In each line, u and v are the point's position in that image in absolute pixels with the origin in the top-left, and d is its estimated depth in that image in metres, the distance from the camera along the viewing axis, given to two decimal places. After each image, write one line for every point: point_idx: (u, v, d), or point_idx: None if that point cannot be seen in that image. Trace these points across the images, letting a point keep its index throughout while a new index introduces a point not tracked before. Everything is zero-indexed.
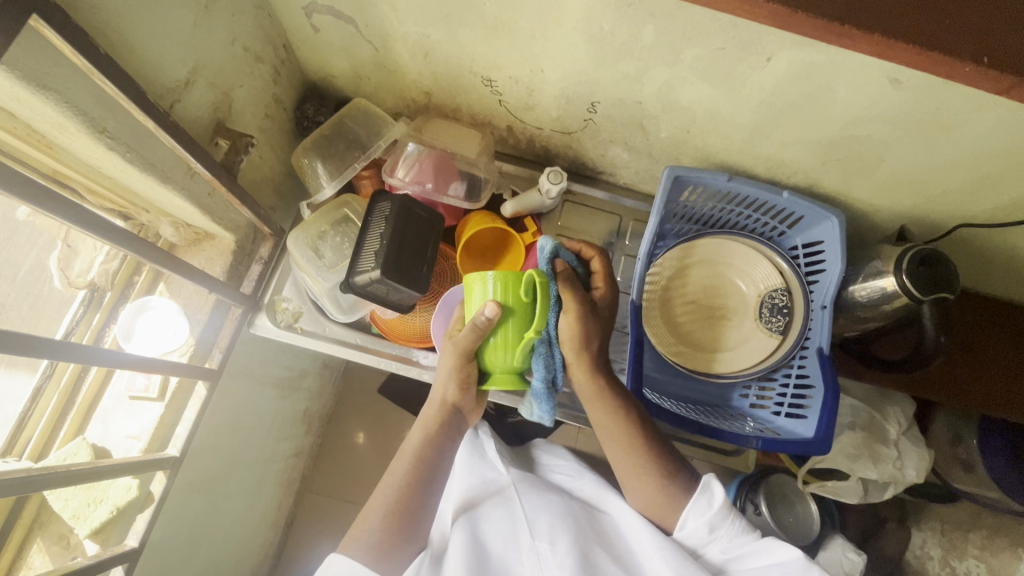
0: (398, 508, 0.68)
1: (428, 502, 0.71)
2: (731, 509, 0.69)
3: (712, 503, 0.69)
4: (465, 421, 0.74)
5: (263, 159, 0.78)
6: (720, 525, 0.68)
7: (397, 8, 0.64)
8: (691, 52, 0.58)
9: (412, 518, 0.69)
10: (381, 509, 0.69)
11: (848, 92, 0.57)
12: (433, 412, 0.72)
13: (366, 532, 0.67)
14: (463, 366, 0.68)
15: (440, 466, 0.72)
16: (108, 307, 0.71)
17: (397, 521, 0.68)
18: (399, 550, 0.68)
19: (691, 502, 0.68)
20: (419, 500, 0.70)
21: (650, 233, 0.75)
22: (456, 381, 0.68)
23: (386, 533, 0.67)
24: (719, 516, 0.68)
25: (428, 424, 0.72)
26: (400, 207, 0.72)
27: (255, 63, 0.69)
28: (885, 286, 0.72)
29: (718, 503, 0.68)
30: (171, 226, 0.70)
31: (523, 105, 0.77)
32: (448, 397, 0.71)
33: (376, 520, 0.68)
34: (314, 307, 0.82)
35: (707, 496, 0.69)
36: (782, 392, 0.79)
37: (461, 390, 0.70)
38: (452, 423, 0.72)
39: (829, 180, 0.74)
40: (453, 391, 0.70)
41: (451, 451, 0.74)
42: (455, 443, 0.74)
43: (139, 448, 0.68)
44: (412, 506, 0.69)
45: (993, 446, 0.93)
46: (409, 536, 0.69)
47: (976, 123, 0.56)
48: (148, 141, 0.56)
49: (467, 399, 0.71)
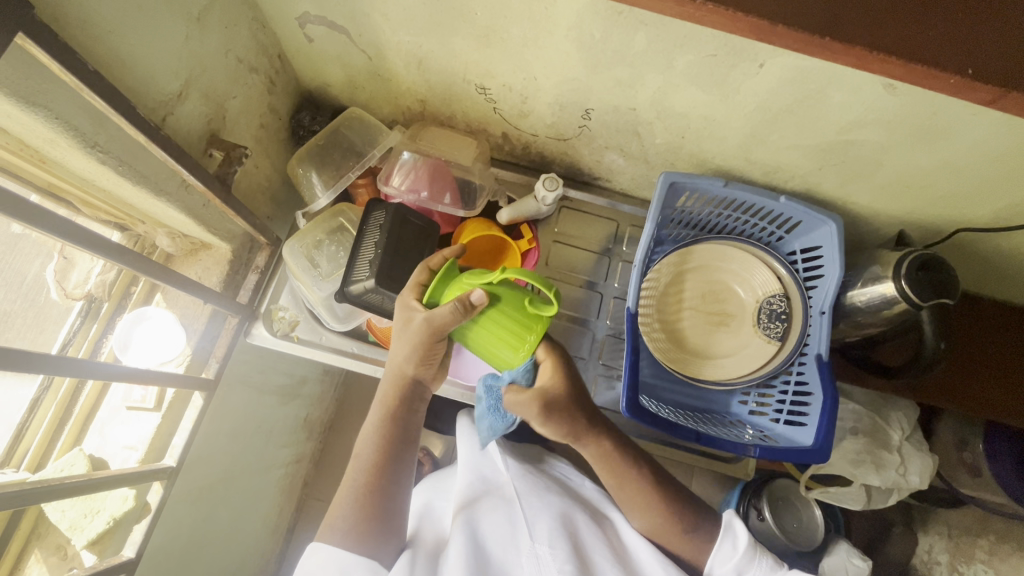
0: (370, 487, 0.67)
1: (401, 477, 0.69)
2: (759, 550, 0.69)
3: (736, 545, 0.70)
4: (425, 393, 0.72)
5: (258, 169, 0.78)
6: (747, 569, 0.68)
7: (389, 18, 0.64)
8: (684, 59, 0.58)
9: (386, 495, 0.67)
10: (355, 486, 0.67)
11: (843, 97, 0.57)
12: (389, 391, 0.70)
13: (340, 516, 0.66)
14: (428, 346, 0.64)
15: (405, 437, 0.70)
16: (104, 318, 0.72)
17: (371, 501, 0.66)
18: (382, 536, 0.65)
19: (716, 549, 0.70)
20: (390, 474, 0.68)
21: (646, 239, 0.75)
22: (414, 360, 0.66)
23: (361, 515, 0.65)
24: (745, 559, 0.68)
25: (385, 401, 0.70)
26: (395, 217, 0.72)
27: (249, 74, 0.69)
28: (884, 291, 0.71)
29: (742, 545, 0.69)
30: (167, 237, 0.70)
31: (518, 112, 0.77)
32: (405, 372, 0.69)
33: (349, 504, 0.66)
34: (310, 316, 0.82)
35: (731, 539, 0.70)
36: (782, 398, 0.79)
37: (421, 365, 0.68)
38: (411, 397, 0.70)
39: (827, 185, 0.73)
40: (408, 365, 0.67)
41: (419, 425, 0.72)
42: (418, 416, 0.72)
43: (136, 459, 0.69)
44: (382, 479, 0.67)
45: (998, 450, 0.92)
46: (389, 515, 0.66)
47: (972, 127, 0.56)
48: (140, 155, 0.56)
49: (427, 372, 0.69)
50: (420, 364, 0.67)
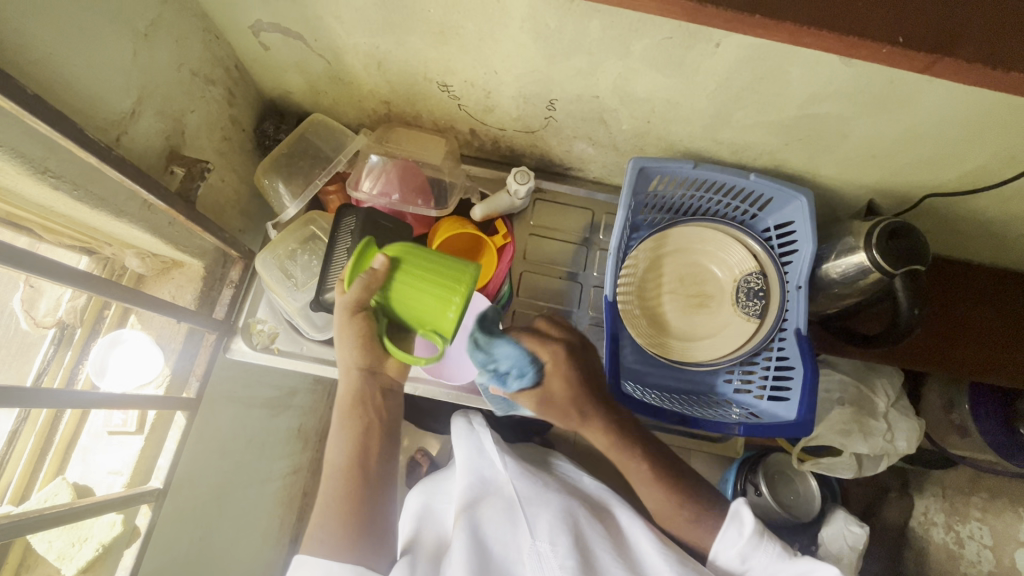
0: (347, 491, 0.66)
1: (375, 477, 0.67)
2: (764, 536, 0.69)
3: (743, 531, 0.69)
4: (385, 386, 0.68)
5: (224, 182, 0.77)
6: (752, 554, 0.68)
7: (343, 20, 0.63)
8: (641, 44, 0.58)
9: (366, 494, 0.66)
10: (331, 493, 0.67)
11: (799, 72, 0.57)
12: (346, 391, 0.66)
13: (323, 524, 0.66)
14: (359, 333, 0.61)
15: (370, 435, 0.67)
16: (78, 344, 0.71)
17: (350, 502, 0.66)
18: (368, 537, 0.65)
19: (721, 535, 0.70)
20: (364, 475, 0.67)
21: (619, 223, 0.75)
22: (351, 352, 0.63)
23: (342, 518, 0.65)
24: (749, 545, 0.68)
25: (343, 401, 0.67)
26: (366, 221, 0.72)
27: (205, 86, 0.68)
28: (859, 262, 0.72)
29: (748, 532, 0.68)
30: (136, 257, 0.70)
31: (483, 107, 0.76)
32: (351, 368, 0.65)
33: (330, 509, 0.66)
34: (290, 327, 0.79)
35: (736, 526, 0.69)
36: (765, 375, 0.79)
37: (360, 358, 0.64)
38: (368, 394, 0.67)
39: (796, 159, 0.73)
40: (351, 363, 0.64)
41: (391, 418, 0.69)
42: (383, 410, 0.68)
43: (122, 483, 0.68)
44: (357, 480, 0.66)
45: (983, 410, 0.93)
46: (371, 515, 0.66)
47: (928, 94, 0.56)
48: (97, 176, 0.55)
49: (372, 367, 0.65)
50: (368, 357, 0.64)
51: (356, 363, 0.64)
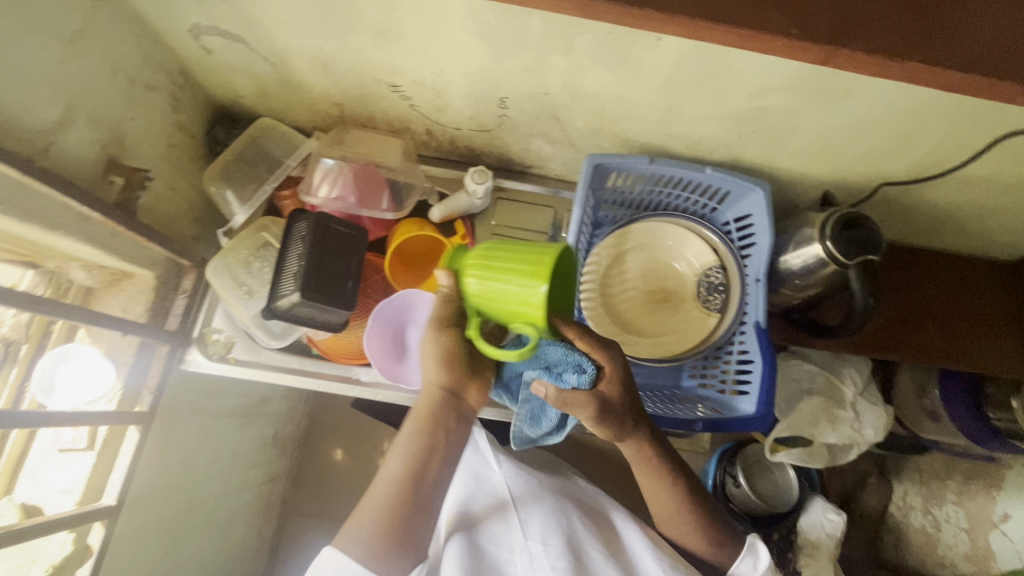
0: (391, 506, 0.61)
1: (423, 496, 0.63)
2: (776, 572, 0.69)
3: (756, 565, 0.69)
4: (462, 406, 0.66)
5: (174, 190, 0.76)
6: None
7: (281, 21, 0.61)
8: (583, 39, 0.57)
9: (412, 512, 0.62)
10: (373, 506, 0.62)
11: (742, 64, 0.56)
12: (423, 407, 0.64)
13: (357, 536, 0.61)
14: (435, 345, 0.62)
15: (438, 453, 0.64)
16: (24, 361, 0.68)
17: (393, 516, 0.61)
18: (401, 553, 0.61)
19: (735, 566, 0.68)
20: (418, 492, 0.62)
21: (575, 221, 0.74)
22: (432, 360, 0.63)
23: (381, 532, 0.61)
24: None
25: (416, 415, 0.64)
26: (316, 226, 0.70)
27: (146, 93, 0.67)
28: (817, 252, 0.71)
29: (763, 567, 0.68)
30: (82, 270, 0.68)
31: (435, 107, 0.75)
32: (430, 382, 0.64)
33: (370, 522, 0.61)
34: (246, 335, 0.79)
35: (752, 559, 0.69)
36: (728, 368, 0.79)
37: (442, 371, 0.64)
38: (446, 412, 0.64)
39: (751, 152, 0.73)
40: (435, 376, 0.64)
41: (460, 442, 0.65)
42: (455, 432, 0.65)
43: (73, 501, 0.67)
44: (412, 496, 0.62)
45: (953, 397, 0.92)
46: (410, 535, 0.62)
47: (870, 83, 0.56)
48: (24, 189, 0.53)
49: (455, 382, 0.64)
50: (445, 373, 0.64)
51: (441, 380, 0.64)
